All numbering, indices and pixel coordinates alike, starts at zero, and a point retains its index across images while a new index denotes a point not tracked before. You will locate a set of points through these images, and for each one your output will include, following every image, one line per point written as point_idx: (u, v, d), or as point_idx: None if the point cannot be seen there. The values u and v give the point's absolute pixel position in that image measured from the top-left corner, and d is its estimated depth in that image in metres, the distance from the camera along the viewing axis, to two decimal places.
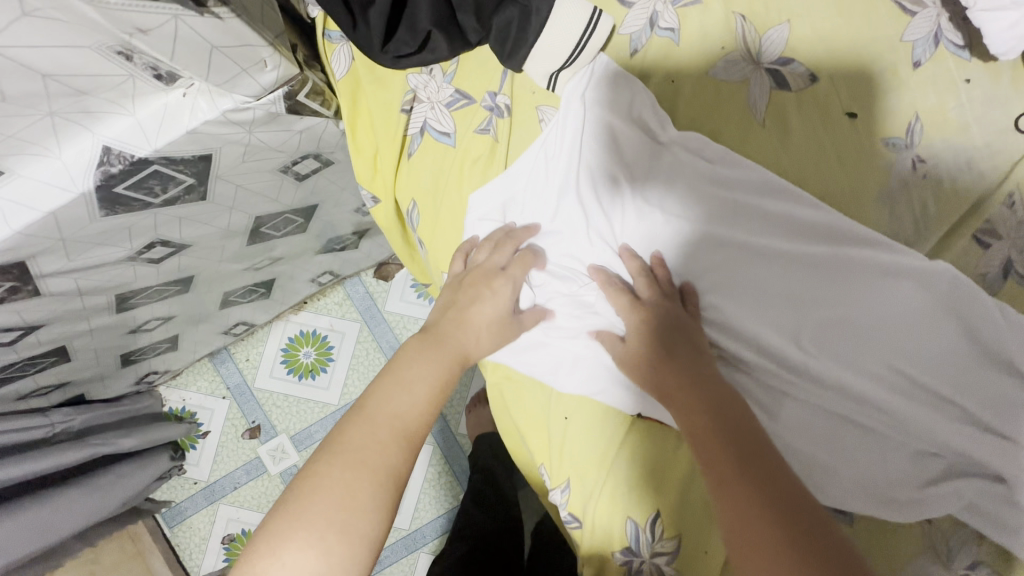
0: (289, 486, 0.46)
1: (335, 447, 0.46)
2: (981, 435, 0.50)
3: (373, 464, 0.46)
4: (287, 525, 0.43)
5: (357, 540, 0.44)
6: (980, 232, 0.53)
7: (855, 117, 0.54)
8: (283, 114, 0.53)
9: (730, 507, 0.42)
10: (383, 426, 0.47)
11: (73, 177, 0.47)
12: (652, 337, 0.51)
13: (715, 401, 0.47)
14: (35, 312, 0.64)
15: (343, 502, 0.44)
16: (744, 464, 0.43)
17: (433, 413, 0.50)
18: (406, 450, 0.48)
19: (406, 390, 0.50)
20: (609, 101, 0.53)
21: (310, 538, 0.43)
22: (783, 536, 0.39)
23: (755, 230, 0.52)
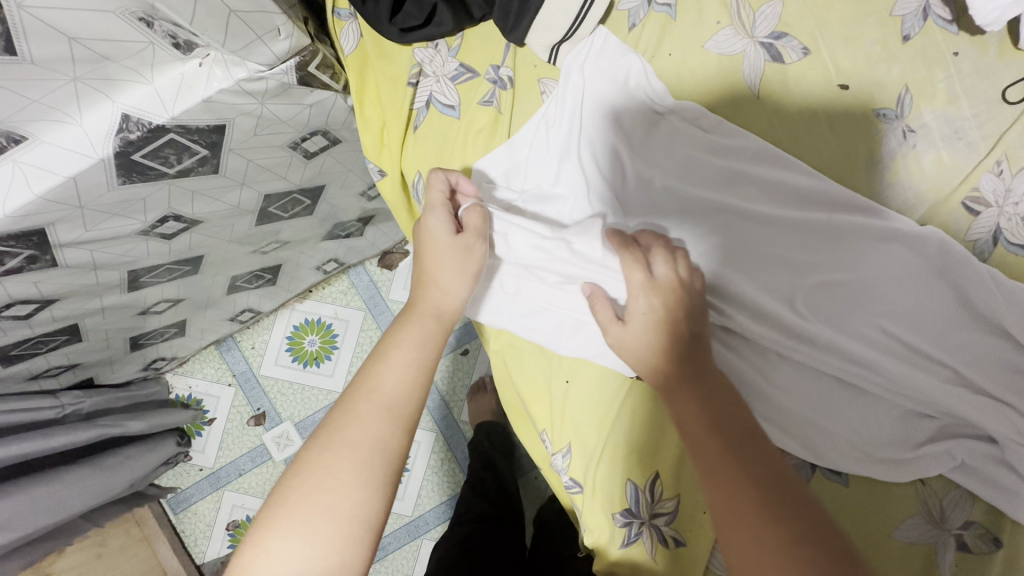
0: (279, 477, 0.47)
1: (319, 435, 0.48)
2: (973, 396, 0.51)
3: (352, 441, 0.47)
4: (273, 514, 0.45)
5: (341, 519, 0.45)
6: (970, 200, 0.54)
7: (847, 88, 0.55)
8: (294, 86, 0.55)
9: (716, 493, 0.44)
10: (360, 404, 0.49)
11: (93, 143, 0.49)
12: (657, 325, 0.51)
13: (703, 388, 0.48)
14: (50, 285, 0.66)
15: (323, 482, 0.45)
16: (731, 450, 0.45)
17: (413, 382, 0.51)
18: (388, 423, 0.48)
19: (381, 366, 0.51)
20: (608, 73, 0.56)
21: (295, 523, 0.44)
22: (767, 521, 0.41)
23: (748, 197, 0.54)
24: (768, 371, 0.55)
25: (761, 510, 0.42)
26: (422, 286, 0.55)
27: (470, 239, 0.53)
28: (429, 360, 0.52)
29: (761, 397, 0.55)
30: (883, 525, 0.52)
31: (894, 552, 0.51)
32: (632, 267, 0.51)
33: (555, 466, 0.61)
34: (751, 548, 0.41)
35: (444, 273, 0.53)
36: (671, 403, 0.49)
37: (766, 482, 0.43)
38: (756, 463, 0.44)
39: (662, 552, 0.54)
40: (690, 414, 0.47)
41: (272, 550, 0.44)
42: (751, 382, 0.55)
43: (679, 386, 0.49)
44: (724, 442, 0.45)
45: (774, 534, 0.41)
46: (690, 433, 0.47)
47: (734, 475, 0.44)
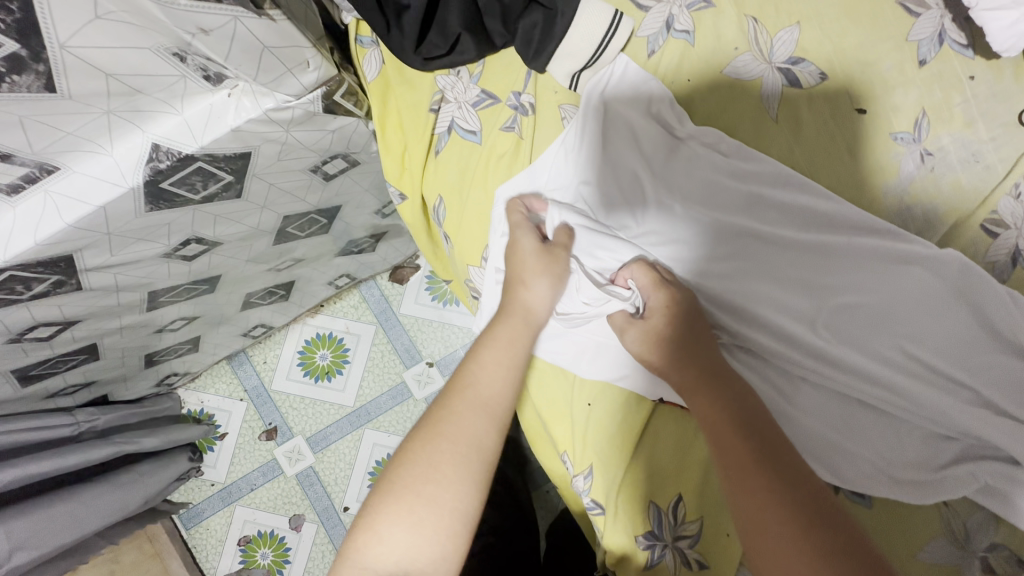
0: (384, 467, 0.51)
1: (421, 429, 0.51)
2: (996, 418, 0.51)
3: (453, 436, 0.50)
4: (383, 501, 0.48)
5: (445, 511, 0.47)
6: (988, 222, 0.55)
7: (864, 112, 0.56)
8: (319, 114, 0.56)
9: (747, 508, 0.45)
10: (460, 400, 0.51)
11: (123, 172, 0.50)
12: (678, 318, 0.52)
13: (734, 398, 0.49)
14: (73, 307, 0.66)
15: (430, 473, 0.48)
16: (763, 466, 0.45)
17: (507, 381, 0.53)
18: (485, 422, 0.51)
19: (476, 363, 0.53)
20: (628, 98, 0.57)
21: (404, 512, 0.47)
22: (803, 531, 0.42)
23: (768, 220, 0.55)
24: (790, 392, 0.55)
25: (792, 528, 0.43)
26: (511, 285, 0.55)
27: (556, 252, 0.55)
28: (519, 359, 0.54)
29: (784, 418, 0.55)
30: (906, 546, 0.53)
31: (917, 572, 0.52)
32: (642, 270, 0.54)
33: (576, 488, 0.61)
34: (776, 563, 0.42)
35: (530, 275, 0.55)
36: (697, 407, 0.50)
37: (800, 502, 0.44)
38: (789, 481, 0.45)
39: None
40: (722, 426, 0.48)
41: (384, 534, 0.47)
42: (772, 404, 0.55)
43: (707, 389, 0.50)
44: (756, 459, 0.46)
45: (799, 550, 0.42)
46: (721, 446, 0.47)
47: (764, 494, 0.44)
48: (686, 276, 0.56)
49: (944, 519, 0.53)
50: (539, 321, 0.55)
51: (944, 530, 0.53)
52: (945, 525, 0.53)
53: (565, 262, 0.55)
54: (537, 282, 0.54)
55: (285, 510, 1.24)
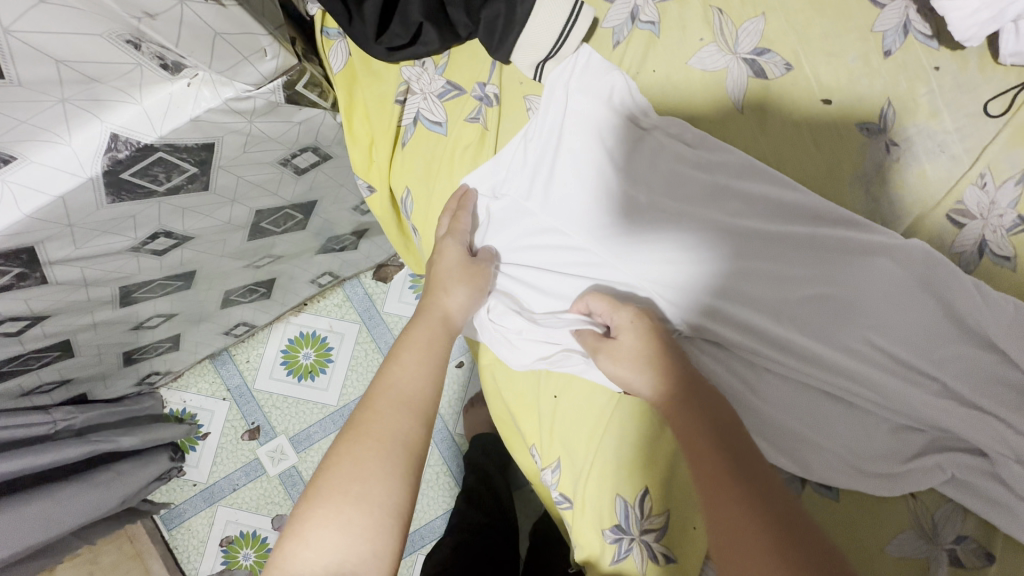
0: (312, 474, 0.50)
1: (345, 432, 0.51)
2: (960, 408, 0.51)
3: (376, 435, 0.50)
4: (310, 507, 0.48)
5: (372, 509, 0.47)
6: (954, 212, 0.54)
7: (830, 103, 0.56)
8: (282, 104, 0.56)
9: (720, 520, 0.44)
10: (382, 400, 0.52)
11: (82, 162, 0.50)
12: (646, 332, 0.53)
13: (707, 407, 0.49)
14: (41, 301, 0.66)
15: (354, 473, 0.48)
16: (739, 476, 0.45)
17: (429, 378, 0.54)
18: (408, 418, 0.51)
19: (398, 364, 0.54)
20: (590, 89, 0.56)
21: (329, 514, 0.47)
22: (774, 544, 0.42)
23: (733, 211, 0.55)
24: (756, 384, 0.55)
25: (763, 542, 0.42)
26: (433, 290, 0.58)
27: (480, 265, 0.58)
28: (442, 357, 0.56)
29: (750, 410, 0.54)
30: (876, 540, 0.52)
31: (884, 565, 0.51)
32: (596, 297, 0.55)
33: (545, 481, 0.61)
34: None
35: (451, 282, 0.57)
36: (672, 419, 0.50)
37: (773, 514, 0.43)
38: (763, 492, 0.45)
39: (652, 568, 0.54)
40: (698, 437, 0.48)
41: (310, 538, 0.47)
42: (738, 396, 0.55)
43: (681, 401, 0.50)
44: (730, 470, 0.46)
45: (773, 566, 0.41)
46: (696, 458, 0.47)
47: (737, 505, 0.44)
48: (652, 267, 0.56)
49: (912, 511, 0.53)
50: (458, 322, 0.58)
51: (913, 523, 0.52)
52: (914, 518, 0.52)
53: (490, 275, 0.58)
54: (455, 289, 0.56)
55: (267, 510, 1.23)
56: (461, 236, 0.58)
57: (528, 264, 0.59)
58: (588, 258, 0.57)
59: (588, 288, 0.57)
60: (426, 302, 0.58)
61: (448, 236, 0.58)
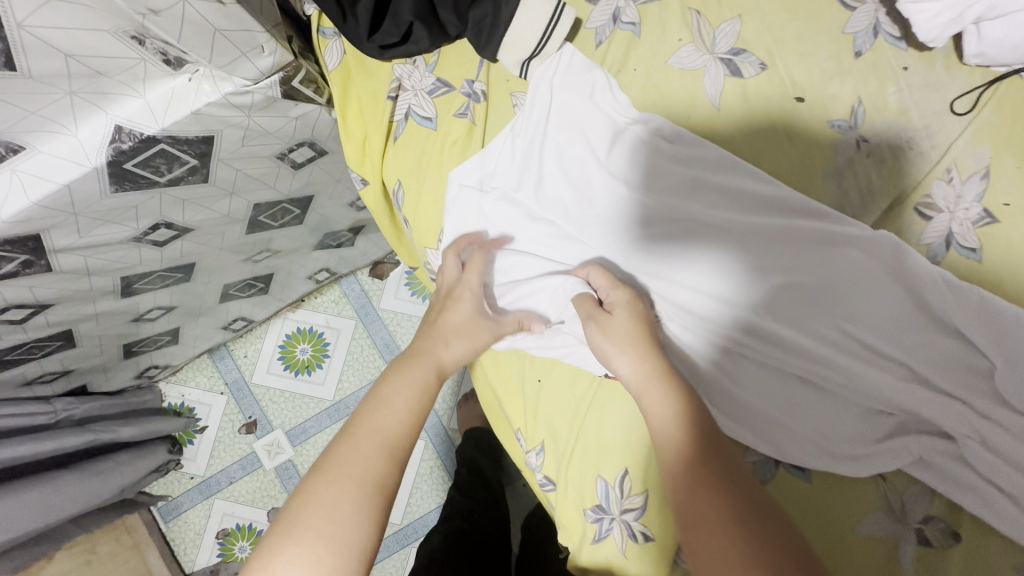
0: (280, 506, 0.47)
1: (322, 465, 0.49)
2: (926, 393, 0.53)
3: (358, 473, 0.48)
4: (278, 542, 0.45)
5: (345, 551, 0.45)
6: (922, 206, 0.57)
7: (803, 101, 0.58)
8: (279, 99, 0.59)
9: (691, 507, 0.46)
10: (366, 438, 0.50)
11: (87, 153, 0.52)
12: (637, 316, 0.55)
13: (682, 394, 0.51)
14: (45, 289, 0.68)
15: (330, 512, 0.46)
16: (707, 464, 0.47)
17: (415, 421, 0.53)
18: (391, 459, 0.50)
19: (385, 403, 0.53)
20: (573, 86, 0.59)
21: (298, 553, 0.44)
22: (742, 528, 0.43)
23: (709, 203, 0.57)
24: (732, 370, 0.57)
25: (731, 525, 0.44)
26: (434, 336, 0.58)
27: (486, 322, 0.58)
28: (428, 401, 0.55)
29: (725, 395, 0.57)
30: (846, 520, 0.54)
31: (854, 544, 0.54)
32: (598, 270, 0.57)
33: (530, 464, 0.64)
34: (717, 558, 0.43)
35: (461, 334, 0.58)
36: (649, 407, 0.51)
37: (739, 499, 0.45)
38: (730, 477, 0.47)
39: (632, 547, 0.56)
40: (669, 427, 0.50)
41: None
42: (714, 381, 0.57)
43: (661, 384, 0.52)
44: (699, 458, 0.48)
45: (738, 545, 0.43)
46: (669, 447, 0.49)
47: (707, 491, 0.46)
48: (633, 257, 0.58)
49: (882, 493, 0.55)
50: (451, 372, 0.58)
51: (882, 504, 0.54)
52: (883, 499, 0.55)
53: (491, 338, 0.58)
54: (467, 350, 0.57)
55: (263, 503, 1.25)
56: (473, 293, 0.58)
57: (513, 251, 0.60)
58: (572, 247, 0.59)
59: (591, 261, 0.59)
60: (422, 342, 0.58)
61: (462, 285, 0.59)
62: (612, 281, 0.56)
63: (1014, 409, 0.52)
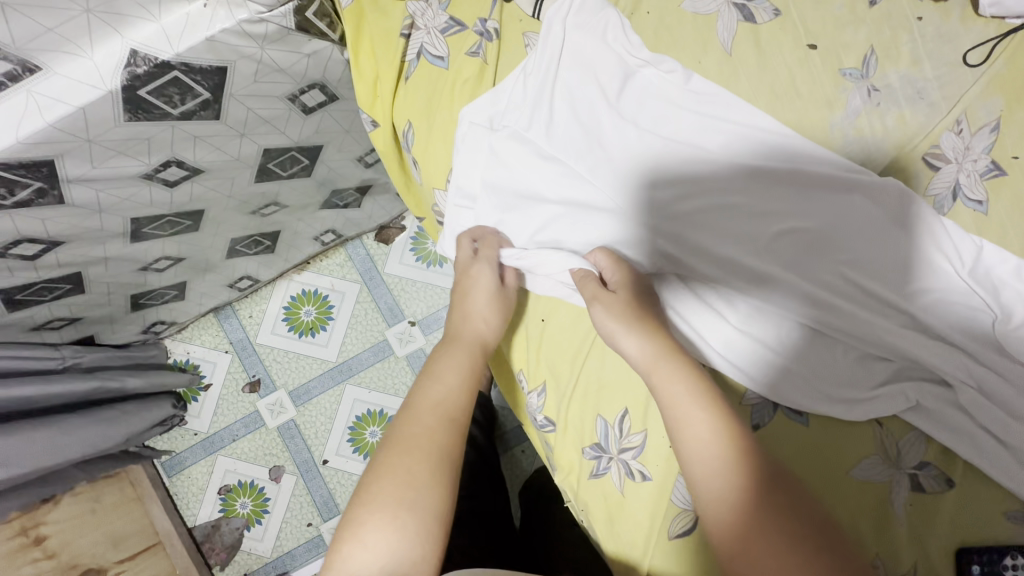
0: (359, 482, 0.53)
1: (390, 443, 0.54)
2: (925, 339, 0.54)
3: (424, 445, 0.54)
4: (363, 513, 0.50)
5: (424, 515, 0.50)
6: (929, 155, 0.57)
7: (815, 48, 0.59)
8: (293, 32, 0.59)
9: (712, 475, 0.49)
10: (427, 412, 0.56)
11: (103, 76, 0.54)
12: (637, 296, 0.57)
13: (693, 372, 0.53)
14: (57, 224, 0.69)
15: (408, 481, 0.51)
16: (729, 435, 0.50)
17: (467, 395, 0.59)
18: (450, 430, 0.56)
19: (438, 381, 0.59)
20: (585, 25, 0.62)
21: (387, 519, 0.49)
22: (769, 505, 0.47)
23: (717, 149, 0.58)
24: (735, 317, 0.58)
25: (749, 489, 0.48)
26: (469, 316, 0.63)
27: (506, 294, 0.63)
28: (475, 374, 0.61)
29: (725, 339, 0.58)
30: (840, 464, 0.55)
31: (848, 487, 0.54)
32: (603, 254, 0.59)
33: (530, 406, 0.65)
34: (745, 534, 0.46)
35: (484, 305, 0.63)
36: (665, 381, 0.53)
37: (756, 466, 0.49)
38: (748, 445, 0.50)
39: (629, 485, 0.58)
40: (689, 400, 0.51)
41: (364, 542, 0.49)
42: (713, 322, 0.59)
43: (670, 362, 0.53)
44: (721, 429, 0.50)
45: (766, 522, 0.46)
46: (686, 419, 0.51)
47: (729, 460, 0.49)
48: (638, 199, 0.60)
49: (879, 438, 0.55)
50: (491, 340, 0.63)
51: (879, 449, 0.54)
52: (880, 444, 0.55)
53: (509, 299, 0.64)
54: (487, 316, 0.63)
55: (265, 461, 1.27)
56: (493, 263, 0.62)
57: (517, 186, 0.63)
58: (581, 187, 0.61)
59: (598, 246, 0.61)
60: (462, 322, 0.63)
61: (477, 262, 0.62)
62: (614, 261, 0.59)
63: (1009, 357, 0.52)
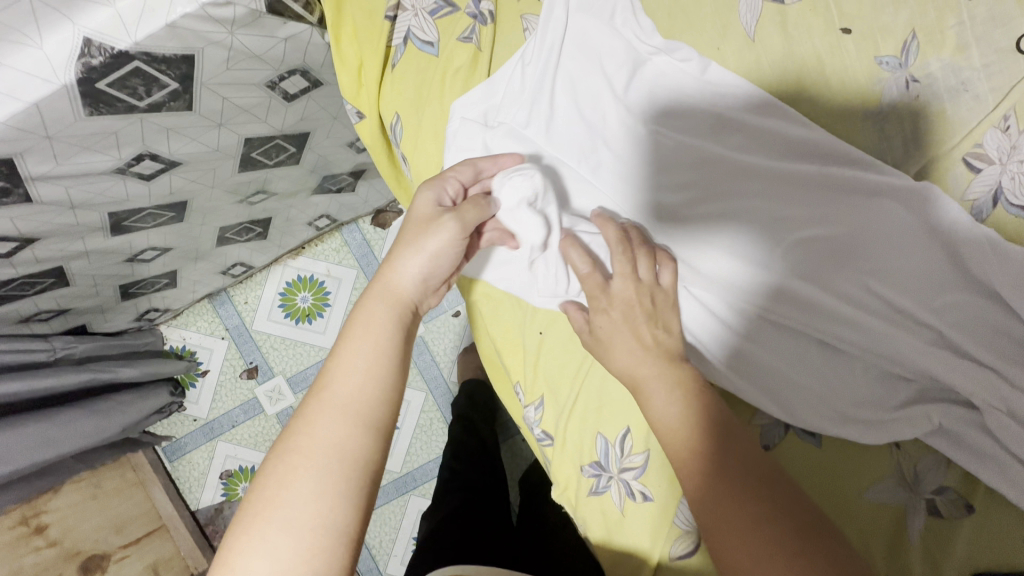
0: (241, 499, 0.47)
1: (275, 449, 0.48)
2: (957, 359, 0.49)
3: (308, 448, 0.47)
4: (235, 538, 0.45)
5: (300, 535, 0.44)
6: (970, 156, 0.50)
7: (849, 32, 0.52)
8: (264, 15, 0.54)
9: (697, 489, 0.46)
10: (315, 406, 0.49)
11: (55, 68, 0.49)
12: (628, 315, 0.53)
13: (687, 386, 0.50)
14: (28, 222, 0.65)
15: (282, 498, 0.45)
16: (710, 445, 0.47)
17: (368, 375, 0.51)
18: (344, 426, 0.48)
19: (337, 361, 0.51)
20: (591, 7, 0.57)
21: (255, 545, 0.44)
22: (763, 523, 0.43)
23: (737, 146, 0.54)
24: (744, 328, 0.55)
25: (737, 505, 0.45)
26: (388, 261, 0.56)
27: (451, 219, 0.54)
28: (380, 346, 0.52)
29: (733, 350, 0.55)
30: (855, 485, 0.52)
31: (860, 509, 0.51)
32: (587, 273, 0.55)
33: (528, 419, 0.64)
34: (739, 553, 0.43)
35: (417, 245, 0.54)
36: (650, 395, 0.51)
37: (750, 477, 0.46)
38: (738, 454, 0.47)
39: (629, 505, 0.56)
40: (671, 413, 0.49)
41: (236, 571, 0.43)
42: (721, 334, 0.56)
43: (657, 380, 0.51)
44: (706, 443, 0.47)
45: (761, 540, 0.43)
46: (672, 433, 0.49)
47: (715, 475, 0.46)
48: (640, 201, 0.57)
49: (894, 459, 0.52)
50: (407, 295, 0.55)
51: (894, 471, 0.51)
52: (895, 465, 0.51)
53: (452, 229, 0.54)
54: (408, 258, 0.54)
55: (264, 447, 1.27)
56: (437, 188, 0.55)
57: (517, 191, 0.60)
58: (581, 188, 0.59)
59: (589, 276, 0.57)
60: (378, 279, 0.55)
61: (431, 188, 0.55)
62: (596, 278, 0.55)
63: None
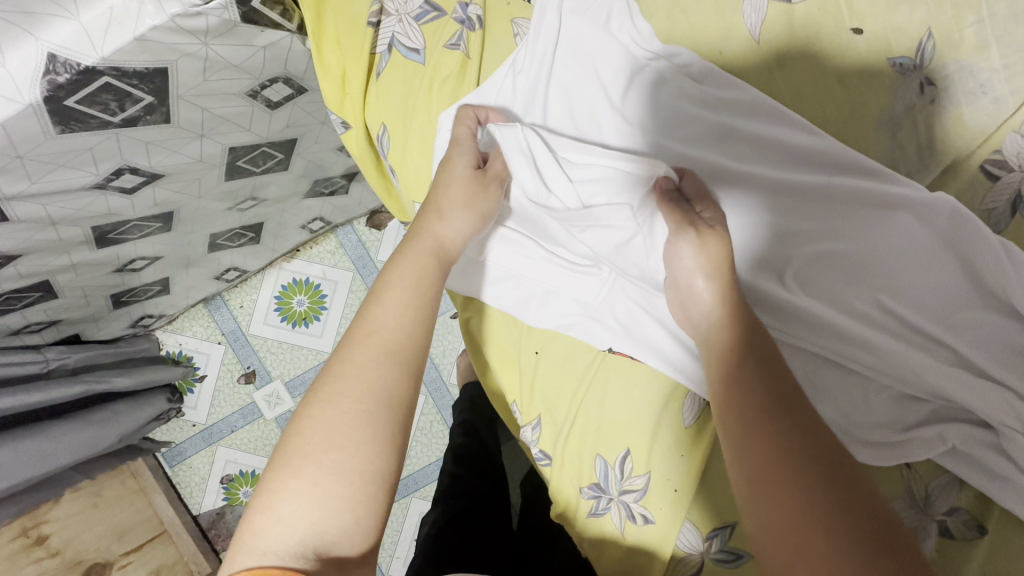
0: (281, 442, 0.47)
1: (316, 393, 0.48)
2: (974, 378, 0.47)
3: (355, 391, 0.48)
4: (278, 478, 0.45)
5: (349, 477, 0.45)
6: (989, 163, 0.48)
7: (861, 32, 0.49)
8: (239, 25, 0.51)
9: (751, 439, 0.42)
10: (361, 350, 0.49)
11: (20, 87, 0.46)
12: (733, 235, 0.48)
13: (754, 333, 0.46)
14: (7, 241, 0.63)
15: (331, 441, 0.46)
16: (772, 395, 0.43)
17: (412, 322, 0.51)
18: (392, 372, 0.49)
19: (379, 305, 0.52)
20: (585, 10, 0.54)
21: (302, 485, 0.45)
22: (817, 479, 0.39)
23: (741, 156, 0.51)
24: None
25: (793, 458, 0.40)
26: (426, 213, 0.55)
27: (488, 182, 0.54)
28: (424, 294, 0.53)
29: None
30: None
31: None
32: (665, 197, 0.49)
33: (525, 439, 0.62)
34: (782, 508, 0.39)
35: (450, 207, 0.54)
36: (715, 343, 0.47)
37: (813, 435, 0.41)
38: (801, 433, 0.41)
39: (629, 528, 0.54)
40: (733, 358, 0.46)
41: (282, 509, 0.44)
42: None
43: (729, 321, 0.47)
44: (771, 392, 0.43)
45: (813, 497, 0.38)
46: (732, 377, 0.45)
47: (776, 426, 0.42)
48: None
49: (905, 481, 0.49)
50: (446, 248, 0.54)
51: (905, 492, 0.49)
52: (906, 486, 0.49)
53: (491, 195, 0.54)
54: (452, 214, 0.54)
55: (264, 451, 1.26)
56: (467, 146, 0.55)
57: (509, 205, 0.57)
58: None
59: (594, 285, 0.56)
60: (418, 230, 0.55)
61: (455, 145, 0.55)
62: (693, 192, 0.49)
63: None
